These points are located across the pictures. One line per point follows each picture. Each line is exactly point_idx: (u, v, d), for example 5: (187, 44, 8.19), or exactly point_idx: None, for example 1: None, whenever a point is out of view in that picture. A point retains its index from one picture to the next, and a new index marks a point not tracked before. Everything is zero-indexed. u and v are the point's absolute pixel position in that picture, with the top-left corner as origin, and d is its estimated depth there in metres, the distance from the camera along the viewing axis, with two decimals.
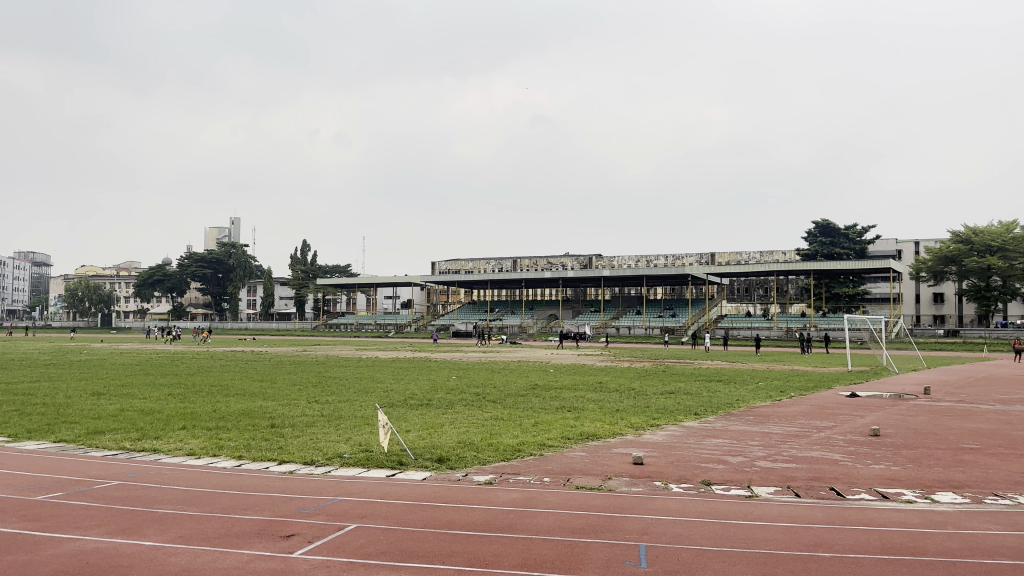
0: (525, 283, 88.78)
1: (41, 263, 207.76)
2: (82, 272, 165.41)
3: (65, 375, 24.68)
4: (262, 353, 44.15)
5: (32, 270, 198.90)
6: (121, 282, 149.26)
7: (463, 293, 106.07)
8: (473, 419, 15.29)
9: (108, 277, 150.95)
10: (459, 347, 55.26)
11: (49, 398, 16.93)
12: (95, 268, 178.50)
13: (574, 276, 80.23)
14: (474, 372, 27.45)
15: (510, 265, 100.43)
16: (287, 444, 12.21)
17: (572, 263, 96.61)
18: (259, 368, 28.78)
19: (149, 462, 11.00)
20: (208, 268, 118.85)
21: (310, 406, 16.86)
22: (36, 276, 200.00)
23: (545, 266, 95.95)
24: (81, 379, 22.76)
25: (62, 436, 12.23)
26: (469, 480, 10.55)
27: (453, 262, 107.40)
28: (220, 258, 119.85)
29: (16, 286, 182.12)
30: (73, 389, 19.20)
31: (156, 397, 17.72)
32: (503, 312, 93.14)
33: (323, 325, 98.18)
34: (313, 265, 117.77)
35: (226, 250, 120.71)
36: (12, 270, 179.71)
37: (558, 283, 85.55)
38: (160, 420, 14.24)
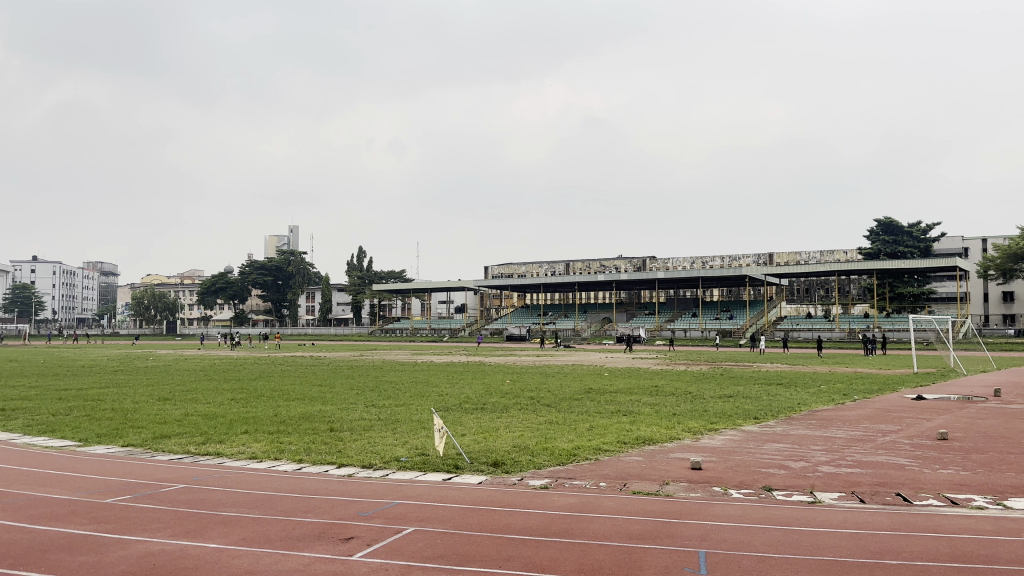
0: (579, 286, 88.47)
1: (109, 272, 214.84)
2: (149, 281, 170.53)
3: (134, 380, 25.64)
4: (324, 357, 45.33)
5: (101, 280, 206.48)
6: (186, 291, 153.95)
7: (517, 297, 106.23)
8: (527, 423, 15.26)
9: (174, 286, 155.64)
10: (513, 352, 55.82)
11: (117, 404, 17.46)
12: (161, 276, 185.03)
13: (628, 278, 79.43)
14: (528, 376, 27.58)
15: (563, 268, 100.22)
16: (347, 448, 12.36)
17: (625, 265, 95.97)
18: (318, 373, 29.25)
19: (212, 465, 11.28)
20: (269, 276, 121.01)
21: (368, 410, 17.03)
22: (105, 285, 207.74)
23: (598, 269, 95.56)
24: (149, 384, 23.57)
25: (130, 440, 12.62)
26: (525, 484, 10.53)
27: (506, 266, 107.74)
28: (280, 265, 121.52)
29: (86, 296, 188.92)
30: (139, 395, 19.75)
31: (218, 402, 18.13)
32: (557, 315, 92.88)
33: (379, 330, 99.35)
34: (369, 271, 119.50)
35: (285, 257, 122.39)
36: (82, 280, 186.58)
37: (612, 285, 84.89)
38: (221, 425, 14.54)
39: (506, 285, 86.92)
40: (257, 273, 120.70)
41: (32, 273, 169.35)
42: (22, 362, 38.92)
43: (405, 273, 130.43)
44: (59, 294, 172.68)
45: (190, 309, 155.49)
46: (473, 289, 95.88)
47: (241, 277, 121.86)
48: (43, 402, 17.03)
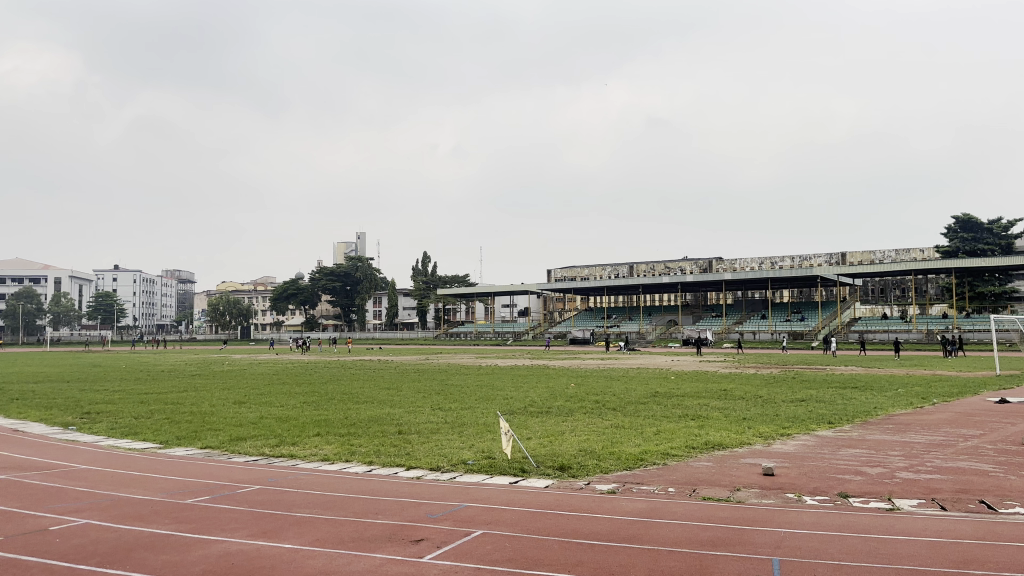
0: (644, 290, 87.63)
1: (186, 279, 222.42)
2: (223, 288, 176.03)
3: (212, 384, 26.45)
4: (392, 361, 45.88)
5: (178, 287, 213.92)
6: (259, 296, 158.98)
7: (580, 300, 105.86)
8: (594, 427, 15.18)
9: (247, 293, 160.83)
10: (579, 355, 55.80)
11: (195, 407, 18.08)
12: (234, 283, 190.99)
13: (694, 280, 78.27)
14: (594, 379, 27.49)
15: (627, 270, 99.44)
16: (415, 451, 12.53)
17: (690, 267, 94.61)
18: (386, 376, 29.77)
19: (287, 467, 11.57)
20: (337, 281, 123.55)
21: (434, 413, 17.20)
22: (182, 293, 215.59)
23: (663, 271, 94.57)
24: (229, 388, 24.35)
25: (208, 442, 13.06)
26: (592, 488, 10.48)
27: (569, 270, 107.52)
28: (348, 271, 124.13)
29: (165, 303, 196.38)
30: (214, 399, 20.43)
31: (291, 405, 18.58)
32: (622, 318, 92.18)
33: (445, 334, 100.65)
34: (434, 276, 120.90)
35: (354, 264, 124.76)
36: (161, 288, 193.87)
37: (677, 288, 83.84)
38: (294, 428, 14.84)
39: (570, 288, 86.59)
40: (326, 279, 123.31)
41: (114, 281, 176.83)
42: (108, 366, 40.65)
43: (468, 277, 131.39)
44: (140, 301, 179.83)
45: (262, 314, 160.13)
46: (537, 292, 95.88)
47: (310, 283, 124.67)
48: (127, 406, 17.73)
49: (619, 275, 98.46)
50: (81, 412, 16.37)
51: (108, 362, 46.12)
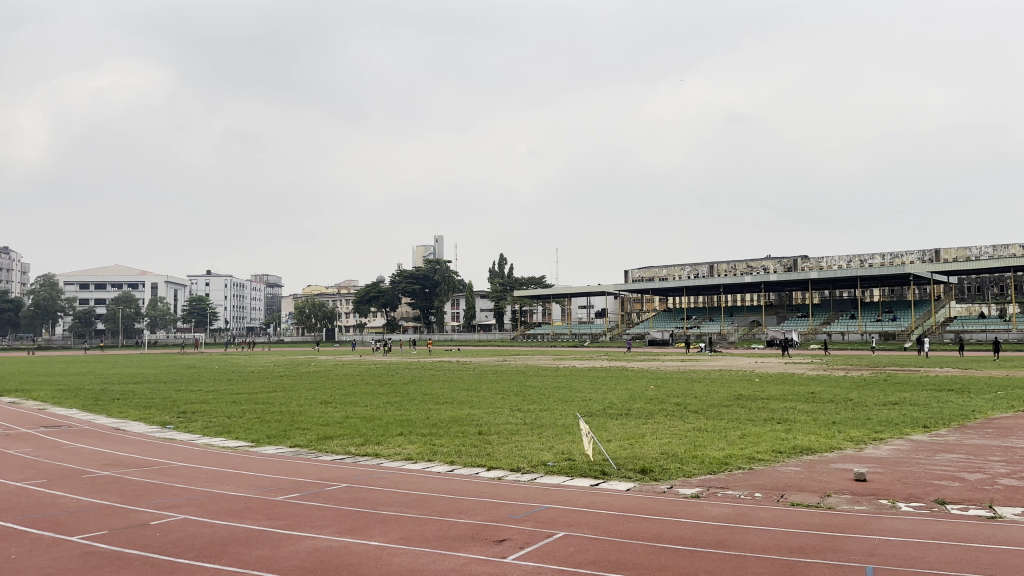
0: (725, 289, 85.98)
1: (273, 283, 230.10)
2: (308, 292, 181.43)
3: (301, 385, 27.29)
4: (473, 363, 46.36)
5: (266, 292, 221.54)
6: (342, 299, 163.33)
7: (659, 301, 104.61)
8: (676, 430, 14.96)
9: (330, 296, 165.32)
10: (661, 357, 55.13)
11: (284, 407, 18.68)
12: (318, 287, 196.51)
13: (777, 279, 76.23)
14: (676, 381, 27.08)
15: (707, 270, 97.71)
16: (495, 451, 12.63)
17: (773, 266, 92.20)
18: (469, 377, 30.10)
19: (371, 465, 11.83)
20: (416, 284, 125.60)
21: (513, 414, 17.30)
22: (269, 296, 223.18)
23: (745, 270, 92.52)
24: (308, 388, 24.84)
25: (296, 441, 13.47)
26: (675, 492, 10.34)
27: (647, 270, 106.38)
28: (427, 274, 126.21)
29: (253, 306, 203.80)
30: (301, 399, 21.08)
31: (375, 405, 19.00)
32: (702, 319, 90.63)
33: (522, 334, 101.44)
34: (510, 277, 121.60)
35: (432, 266, 126.60)
36: (250, 292, 201.07)
37: (760, 287, 81.82)
38: (377, 427, 15.17)
39: (648, 289, 85.70)
40: (405, 282, 125.58)
41: (207, 285, 184.61)
42: (207, 367, 42.42)
43: (545, 279, 131.52)
44: (230, 305, 187.13)
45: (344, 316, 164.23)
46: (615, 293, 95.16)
47: (391, 286, 127.20)
48: (221, 405, 18.48)
49: (699, 274, 96.87)
50: (178, 411, 17.11)
51: (215, 363, 48.36)
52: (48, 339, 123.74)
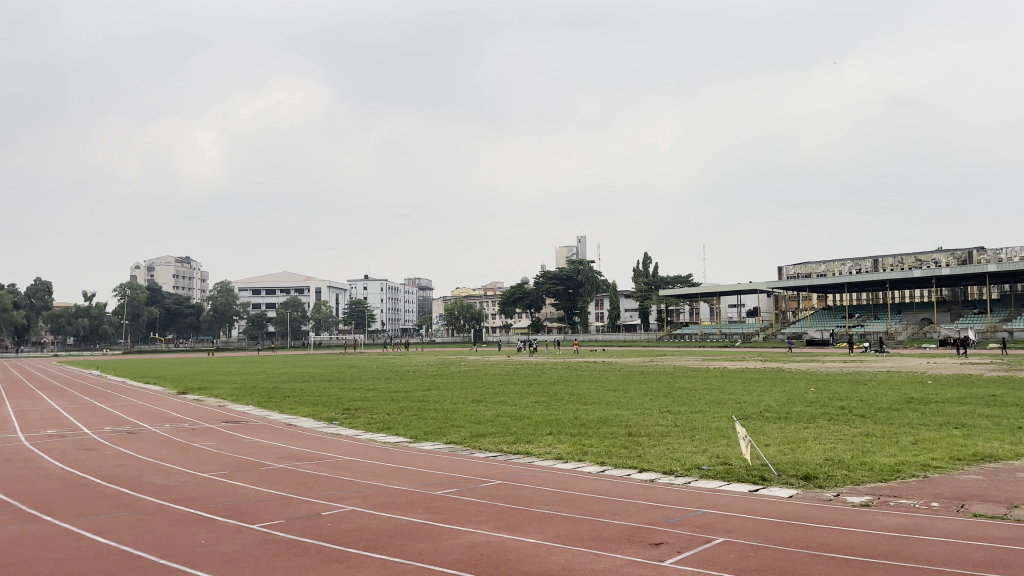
0: (891, 285, 80.63)
1: (425, 286, 239.32)
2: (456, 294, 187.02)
3: (453, 384, 28.13)
4: (620, 363, 46.04)
5: (418, 295, 230.83)
6: (490, 301, 167.55)
7: (815, 299, 99.55)
8: (839, 435, 14.15)
9: (478, 298, 170.19)
10: (821, 358, 52.46)
11: (438, 405, 19.30)
12: (466, 288, 202.01)
13: (951, 273, 70.58)
14: (840, 383, 25.67)
15: (869, 265, 92.03)
16: (647, 453, 12.46)
17: (947, 259, 85.91)
18: (618, 378, 29.91)
19: (523, 464, 11.99)
20: (560, 285, 126.27)
21: (664, 416, 17.01)
22: (421, 300, 233.02)
23: (913, 265, 86.32)
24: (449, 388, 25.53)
25: (451, 438, 13.87)
26: (841, 500, 9.78)
27: (802, 267, 101.59)
28: (571, 274, 126.58)
29: (407, 309, 212.92)
30: (455, 397, 21.78)
31: (524, 404, 19.27)
32: (865, 317, 85.40)
33: (669, 335, 99.61)
34: (655, 277, 119.80)
35: (576, 267, 126.90)
36: (404, 295, 210.33)
37: (931, 282, 76.05)
38: (528, 426, 15.38)
39: (806, 286, 81.80)
40: (549, 282, 126.64)
41: (363, 289, 194.50)
42: (368, 366, 44.66)
43: (691, 277, 128.64)
44: (385, 307, 195.96)
45: (490, 318, 167.89)
46: (767, 291, 91.56)
47: (535, 288, 128.61)
48: (380, 402, 19.39)
49: (860, 270, 91.39)
50: (341, 407, 18.13)
51: (379, 363, 50.85)
52: (226, 341, 134.74)
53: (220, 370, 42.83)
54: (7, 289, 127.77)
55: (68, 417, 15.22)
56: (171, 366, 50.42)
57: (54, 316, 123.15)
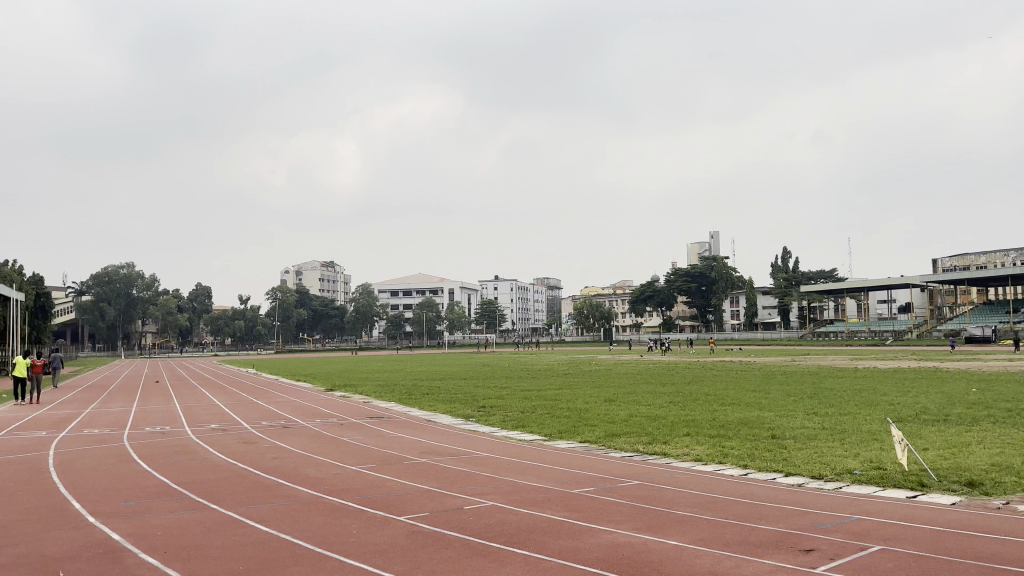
0: None
1: (554, 286, 240.71)
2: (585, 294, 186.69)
3: (586, 383, 28.11)
4: (758, 362, 44.47)
5: (547, 295, 232.41)
6: (619, 300, 166.29)
7: (974, 293, 92.11)
8: (1008, 440, 13.03)
9: (608, 297, 169.27)
10: (988, 357, 48.48)
11: (572, 403, 19.35)
12: (595, 288, 201.36)
13: None
14: (1010, 384, 23.56)
15: None
16: (792, 456, 11.97)
17: None
18: (757, 378, 28.82)
19: (662, 465, 11.81)
20: (693, 282, 123.36)
21: (809, 418, 16.27)
22: (550, 300, 234.72)
23: None
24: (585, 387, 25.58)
25: (586, 437, 13.87)
26: (1014, 510, 9.00)
27: (960, 258, 94.30)
28: (704, 271, 123.42)
29: (536, 308, 215.04)
30: (590, 396, 21.74)
31: (659, 404, 18.99)
32: None
33: (810, 334, 95.18)
34: (794, 272, 114.87)
35: (709, 263, 123.66)
36: (533, 295, 212.34)
37: None
38: (665, 427, 15.11)
39: (965, 279, 75.88)
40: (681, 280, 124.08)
41: (495, 290, 198.01)
42: (502, 365, 45.38)
43: (836, 272, 121.93)
44: (515, 307, 198.71)
45: (620, 317, 166.45)
46: (921, 285, 85.66)
47: (667, 285, 125.88)
48: (514, 401, 19.64)
49: None
50: (477, 405, 18.51)
51: (522, 362, 51.55)
52: (366, 340, 141.04)
53: (371, 369, 44.92)
54: (174, 294, 139.87)
55: (230, 411, 16.38)
56: (324, 366, 53.32)
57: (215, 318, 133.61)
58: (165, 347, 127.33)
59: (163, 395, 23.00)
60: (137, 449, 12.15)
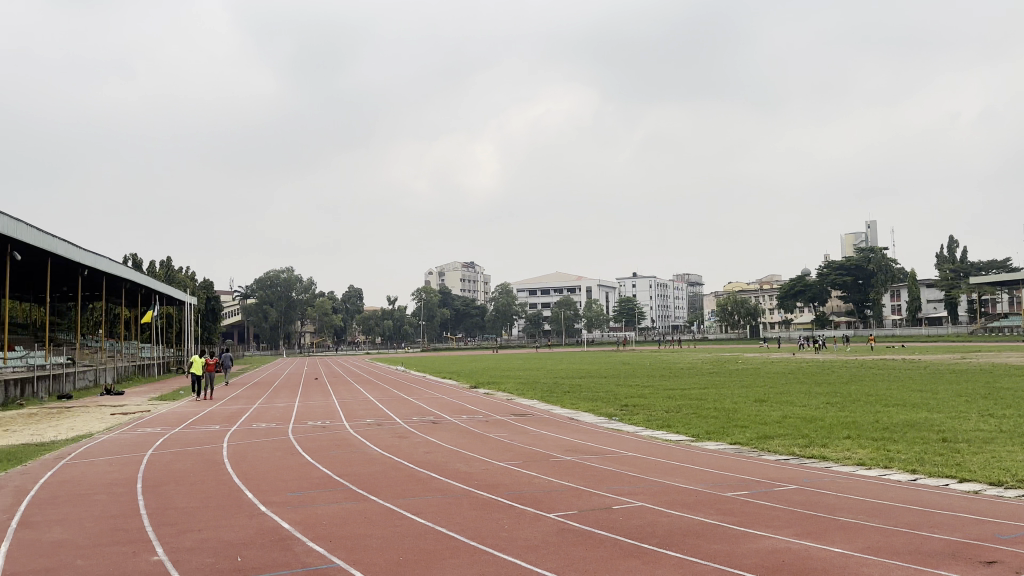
0: None
1: (695, 283, 235.13)
2: (728, 290, 181.02)
3: (735, 383, 27.16)
4: (925, 360, 41.33)
5: (688, 292, 227.19)
6: (765, 296, 160.07)
7: None
8: None
9: (753, 294, 163.24)
10: None
11: (719, 403, 18.77)
12: (740, 284, 194.60)
13: None
14: None
15: None
16: (967, 461, 11.02)
17: None
18: (924, 378, 26.78)
19: (819, 468, 11.22)
20: (848, 276, 116.65)
21: (985, 420, 14.92)
22: (691, 297, 229.65)
23: None
24: (737, 386, 24.77)
25: (736, 439, 13.39)
26: None
27: None
28: (860, 263, 116.39)
29: (678, 306, 211.01)
30: (738, 396, 21.00)
31: (813, 405, 18.05)
32: None
33: (983, 329, 87.65)
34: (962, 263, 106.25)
35: (865, 255, 116.65)
36: (674, 292, 208.60)
37: None
38: (822, 429, 14.34)
39: None
40: (834, 274, 117.67)
41: (634, 287, 195.96)
42: (647, 364, 44.68)
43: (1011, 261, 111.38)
44: (656, 305, 195.62)
45: (766, 314, 160.11)
46: None
47: (818, 279, 119.73)
48: (658, 400, 19.29)
49: None
50: (620, 404, 18.32)
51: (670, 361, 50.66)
52: (506, 338, 143.66)
53: (517, 366, 45.71)
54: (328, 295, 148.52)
55: (381, 407, 17.10)
56: (471, 364, 54.79)
57: (365, 317, 140.65)
58: (321, 345, 135.51)
59: (320, 391, 24.37)
60: (300, 442, 12.90)
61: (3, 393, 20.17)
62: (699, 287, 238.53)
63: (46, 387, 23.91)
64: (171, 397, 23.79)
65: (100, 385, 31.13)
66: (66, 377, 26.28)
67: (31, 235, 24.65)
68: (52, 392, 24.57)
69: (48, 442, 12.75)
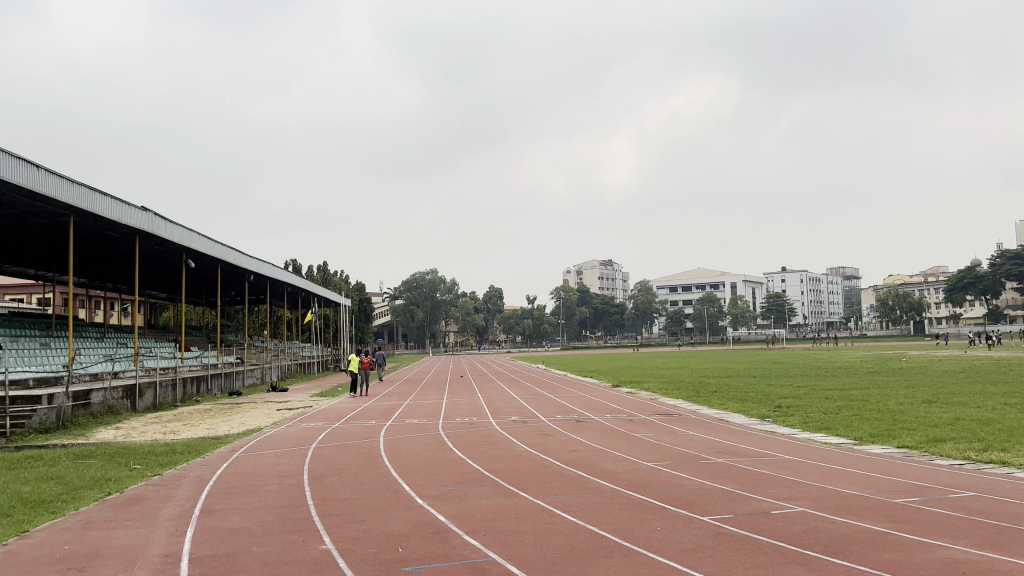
0: None
1: (848, 278, 222.35)
2: (886, 284, 169.77)
3: (902, 382, 25.40)
4: None
5: (840, 287, 215.16)
6: (929, 290, 148.88)
7: None
8: None
9: (915, 287, 152.25)
10: None
11: (882, 404, 17.63)
12: (899, 277, 181.99)
13: None
14: None
15: None
16: None
17: None
18: None
19: (1001, 475, 10.30)
20: None
21: None
22: (845, 292, 217.31)
23: None
24: (907, 386, 23.27)
25: (903, 442, 12.54)
26: None
27: None
28: None
29: (830, 302, 200.33)
30: (905, 397, 19.62)
31: (991, 407, 16.59)
32: None
33: None
34: None
35: None
36: (826, 286, 198.15)
37: None
38: (1002, 432, 13.15)
39: None
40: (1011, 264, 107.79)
41: (782, 283, 187.84)
42: (803, 363, 42.59)
43: None
44: (807, 301, 186.57)
45: (933, 308, 148.83)
46: None
47: (992, 270, 110.10)
48: (813, 400, 18.38)
49: None
50: (773, 405, 17.60)
51: (832, 359, 48.13)
52: (648, 337, 141.72)
53: (667, 365, 45.01)
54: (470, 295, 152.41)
55: (526, 406, 17.31)
56: (620, 362, 54.46)
57: (506, 317, 143.06)
58: (464, 344, 139.26)
59: (468, 389, 24.96)
60: (450, 437, 13.27)
61: (183, 390, 22.04)
62: (852, 281, 225.32)
63: (218, 384, 25.89)
64: (328, 394, 25.15)
65: (265, 382, 33.43)
66: (236, 375, 28.34)
67: (203, 244, 26.78)
68: (224, 389, 26.57)
69: (222, 436, 13.75)
